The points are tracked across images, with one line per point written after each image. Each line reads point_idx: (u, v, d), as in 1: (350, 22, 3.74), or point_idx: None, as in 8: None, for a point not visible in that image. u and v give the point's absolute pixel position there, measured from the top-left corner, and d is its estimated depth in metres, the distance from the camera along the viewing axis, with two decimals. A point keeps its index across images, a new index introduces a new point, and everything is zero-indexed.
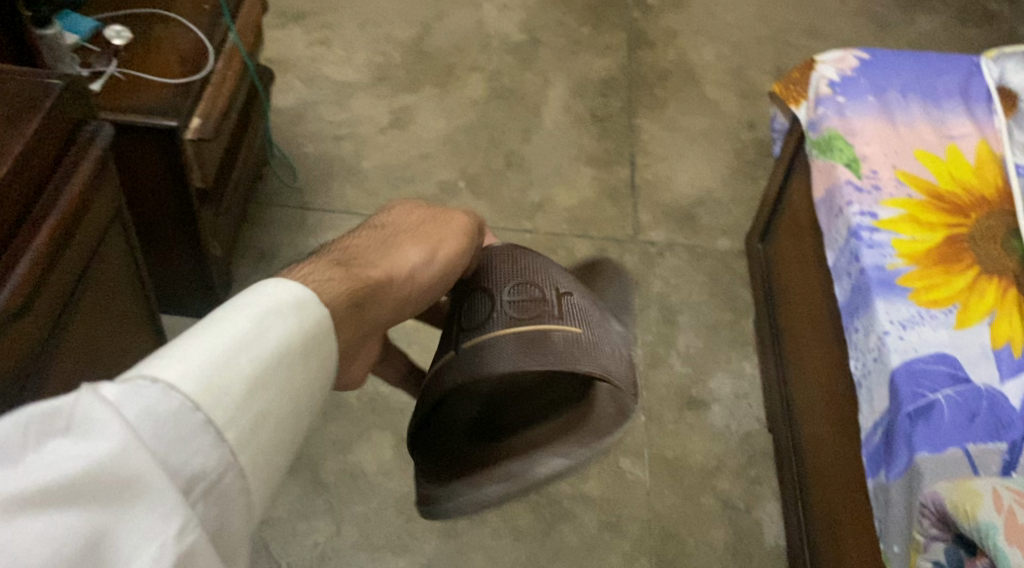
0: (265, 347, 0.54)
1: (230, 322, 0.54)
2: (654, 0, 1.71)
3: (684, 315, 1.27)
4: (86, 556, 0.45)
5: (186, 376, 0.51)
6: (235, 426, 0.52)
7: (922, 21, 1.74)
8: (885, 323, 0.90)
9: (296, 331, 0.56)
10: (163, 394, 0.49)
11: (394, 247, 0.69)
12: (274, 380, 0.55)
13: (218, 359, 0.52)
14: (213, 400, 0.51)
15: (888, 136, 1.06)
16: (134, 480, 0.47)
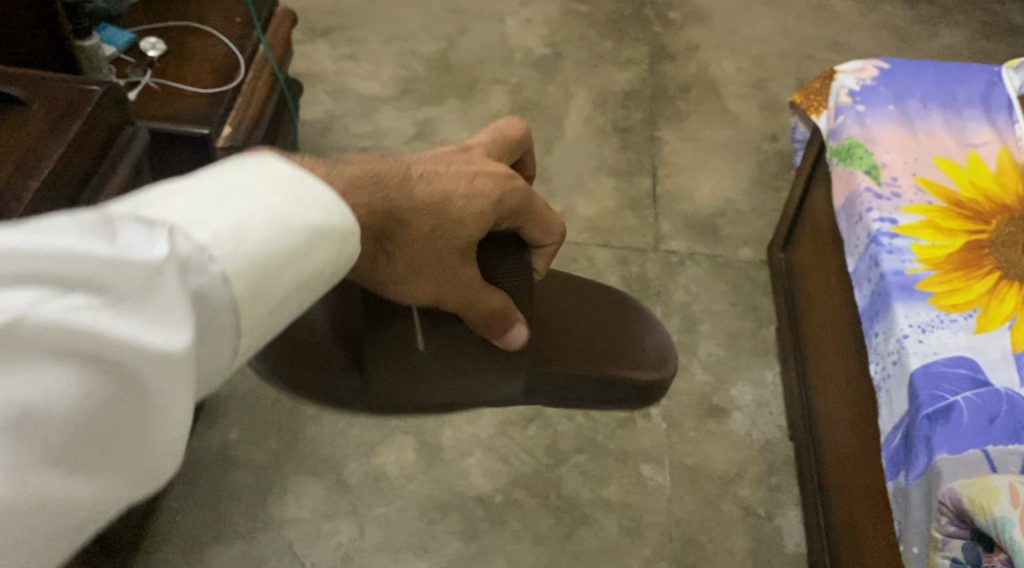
0: (313, 265, 0.46)
1: (288, 225, 0.45)
2: (676, 15, 1.73)
3: (705, 324, 1.28)
4: (86, 428, 0.38)
5: (243, 277, 0.42)
6: (253, 335, 0.44)
7: (945, 35, 1.75)
8: (904, 327, 0.90)
9: (338, 259, 0.48)
10: (218, 284, 0.41)
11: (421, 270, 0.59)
12: (302, 297, 0.46)
13: (276, 261, 0.44)
14: (252, 309, 0.43)
15: (908, 144, 1.06)
16: (171, 383, 0.39)
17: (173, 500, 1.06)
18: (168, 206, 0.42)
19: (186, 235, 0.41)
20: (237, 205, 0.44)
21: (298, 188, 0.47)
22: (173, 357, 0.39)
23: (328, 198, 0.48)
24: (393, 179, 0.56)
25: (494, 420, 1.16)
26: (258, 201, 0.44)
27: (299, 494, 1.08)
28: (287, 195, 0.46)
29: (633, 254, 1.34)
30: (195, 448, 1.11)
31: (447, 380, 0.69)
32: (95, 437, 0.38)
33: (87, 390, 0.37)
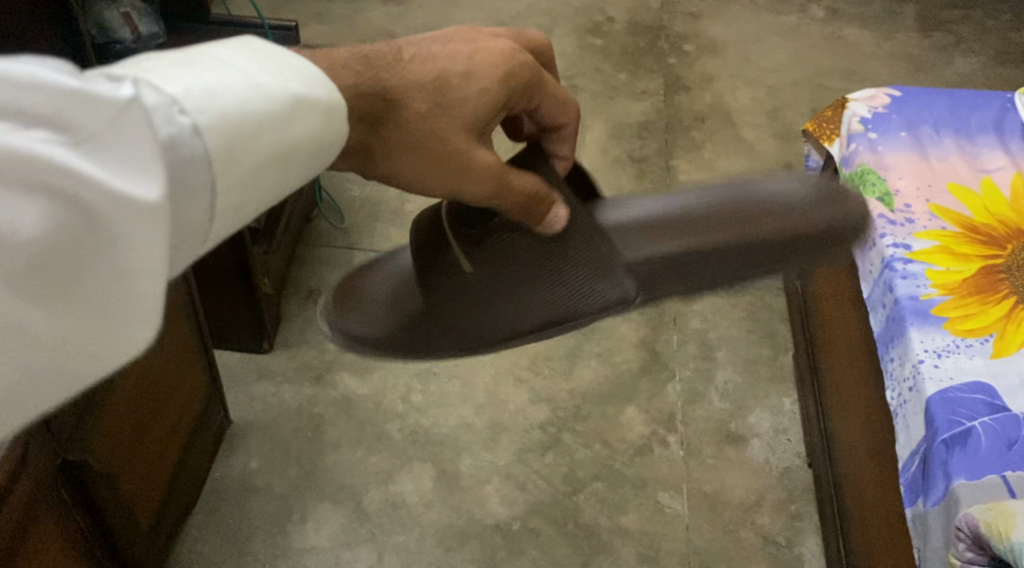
0: (295, 135, 0.46)
1: (264, 91, 0.44)
2: (690, 47, 1.75)
3: (722, 351, 1.28)
4: (52, 262, 0.38)
5: (216, 139, 0.42)
6: (231, 196, 0.44)
7: (961, 63, 1.76)
8: (919, 352, 0.90)
9: (320, 136, 0.48)
10: (189, 136, 0.41)
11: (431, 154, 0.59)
12: (282, 172, 0.46)
13: (249, 125, 0.43)
14: (228, 174, 0.43)
15: (921, 170, 1.07)
16: (140, 230, 0.39)
17: (195, 530, 1.07)
18: (139, 68, 0.43)
19: (155, 87, 0.41)
20: (209, 67, 0.44)
21: (285, 63, 0.47)
22: (141, 211, 0.38)
23: (314, 72, 0.48)
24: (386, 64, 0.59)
25: (512, 448, 1.16)
26: (237, 69, 0.45)
27: (319, 522, 1.09)
28: (268, 67, 0.46)
29: None
30: (217, 476, 1.12)
31: (509, 293, 0.66)
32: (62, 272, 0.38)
33: (53, 225, 0.37)
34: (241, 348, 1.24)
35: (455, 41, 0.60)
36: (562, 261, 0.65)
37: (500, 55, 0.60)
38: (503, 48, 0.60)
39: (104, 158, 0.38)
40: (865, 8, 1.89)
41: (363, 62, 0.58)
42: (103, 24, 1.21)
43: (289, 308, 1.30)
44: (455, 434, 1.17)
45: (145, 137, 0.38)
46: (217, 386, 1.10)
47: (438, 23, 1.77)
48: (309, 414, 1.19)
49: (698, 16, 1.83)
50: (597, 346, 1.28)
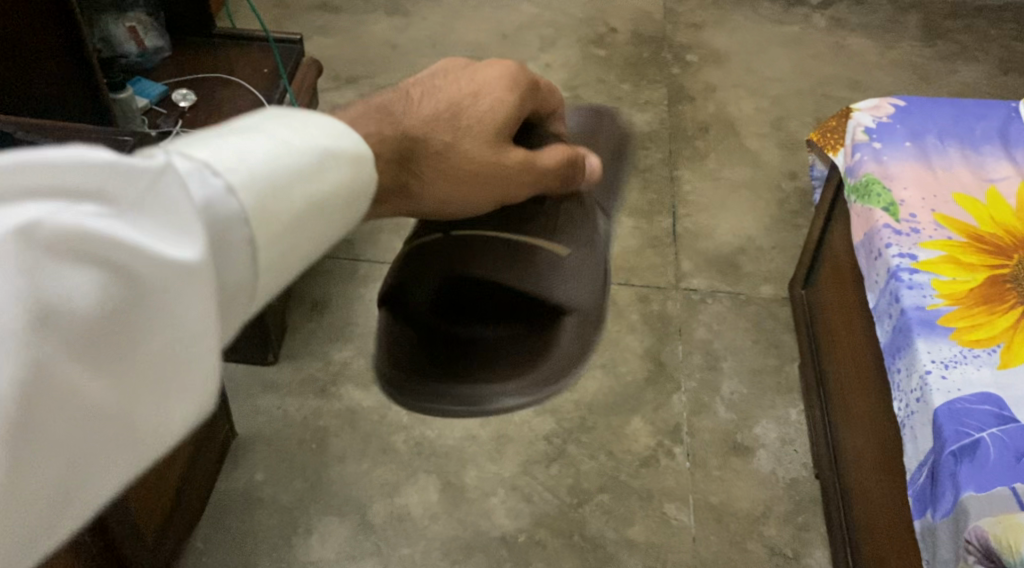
0: (329, 186, 0.44)
1: (288, 145, 0.43)
2: (693, 57, 1.76)
3: (728, 361, 1.28)
4: (103, 338, 0.35)
5: (250, 195, 0.40)
6: (273, 254, 0.41)
7: (964, 71, 1.76)
8: (926, 362, 0.90)
9: (354, 186, 0.46)
10: (224, 195, 0.39)
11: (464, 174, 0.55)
12: (322, 228, 0.44)
13: (282, 180, 0.42)
14: (267, 229, 0.41)
15: (926, 180, 1.07)
16: (186, 293, 0.36)
17: (199, 543, 1.07)
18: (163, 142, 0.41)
19: (185, 154, 0.39)
20: (235, 134, 0.42)
21: (307, 120, 0.46)
22: (187, 273, 0.36)
23: (333, 123, 0.46)
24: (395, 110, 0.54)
25: (517, 459, 1.16)
26: (260, 128, 0.43)
27: (324, 535, 1.08)
28: (291, 124, 0.45)
29: (653, 292, 1.35)
30: (222, 489, 1.12)
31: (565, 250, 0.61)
32: (114, 347, 0.35)
33: (103, 297, 0.35)
34: (246, 360, 1.24)
35: (453, 69, 0.57)
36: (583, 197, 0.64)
37: (500, 69, 0.57)
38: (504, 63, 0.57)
39: (144, 225, 0.36)
40: (868, 17, 1.90)
41: (373, 111, 0.53)
42: (110, 40, 1.26)
43: (294, 320, 1.30)
44: (460, 446, 1.17)
45: (181, 198, 0.36)
46: (223, 399, 1.10)
47: (442, 35, 1.78)
48: (313, 426, 1.18)
49: (701, 26, 1.84)
50: (602, 357, 1.27)
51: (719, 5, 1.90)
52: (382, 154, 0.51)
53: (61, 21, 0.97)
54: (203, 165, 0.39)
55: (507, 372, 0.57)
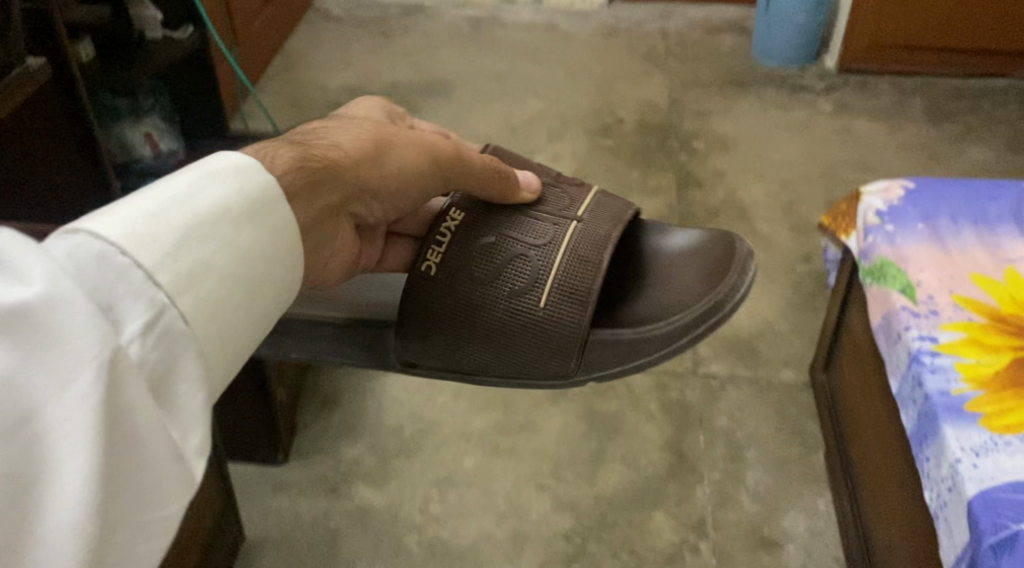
0: (203, 204, 0.59)
1: (166, 187, 0.58)
2: (700, 144, 1.77)
3: (751, 450, 1.24)
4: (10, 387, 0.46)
5: (128, 232, 0.54)
6: (167, 267, 0.54)
7: (972, 152, 1.76)
8: (955, 450, 0.87)
9: (235, 197, 0.61)
10: (87, 241, 0.52)
11: (381, 152, 0.78)
12: (229, 237, 0.59)
13: (158, 215, 0.56)
14: (158, 253, 0.54)
15: (941, 261, 1.06)
16: (58, 324, 0.48)
17: None
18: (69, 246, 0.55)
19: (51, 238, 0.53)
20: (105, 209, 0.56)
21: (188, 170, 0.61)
22: (44, 305, 0.48)
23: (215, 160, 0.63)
24: (313, 131, 0.78)
25: (536, 560, 1.12)
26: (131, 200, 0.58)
27: None
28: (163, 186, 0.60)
29: (671, 380, 1.34)
30: None
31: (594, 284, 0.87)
32: (23, 391, 0.46)
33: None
34: (256, 460, 1.22)
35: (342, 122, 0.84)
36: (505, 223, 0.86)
37: (377, 111, 0.86)
38: (380, 112, 0.88)
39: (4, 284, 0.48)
40: (872, 101, 1.92)
41: (306, 133, 0.77)
42: (126, 143, 1.25)
43: (306, 417, 1.28)
44: (475, 546, 1.13)
45: (17, 254, 0.49)
46: (227, 504, 1.08)
47: (452, 129, 1.80)
48: (325, 527, 1.15)
49: (707, 114, 1.86)
50: (621, 449, 1.24)
51: (724, 93, 1.92)
52: (346, 142, 0.76)
53: (71, 116, 1.06)
54: (81, 226, 0.53)
55: (697, 273, 0.85)
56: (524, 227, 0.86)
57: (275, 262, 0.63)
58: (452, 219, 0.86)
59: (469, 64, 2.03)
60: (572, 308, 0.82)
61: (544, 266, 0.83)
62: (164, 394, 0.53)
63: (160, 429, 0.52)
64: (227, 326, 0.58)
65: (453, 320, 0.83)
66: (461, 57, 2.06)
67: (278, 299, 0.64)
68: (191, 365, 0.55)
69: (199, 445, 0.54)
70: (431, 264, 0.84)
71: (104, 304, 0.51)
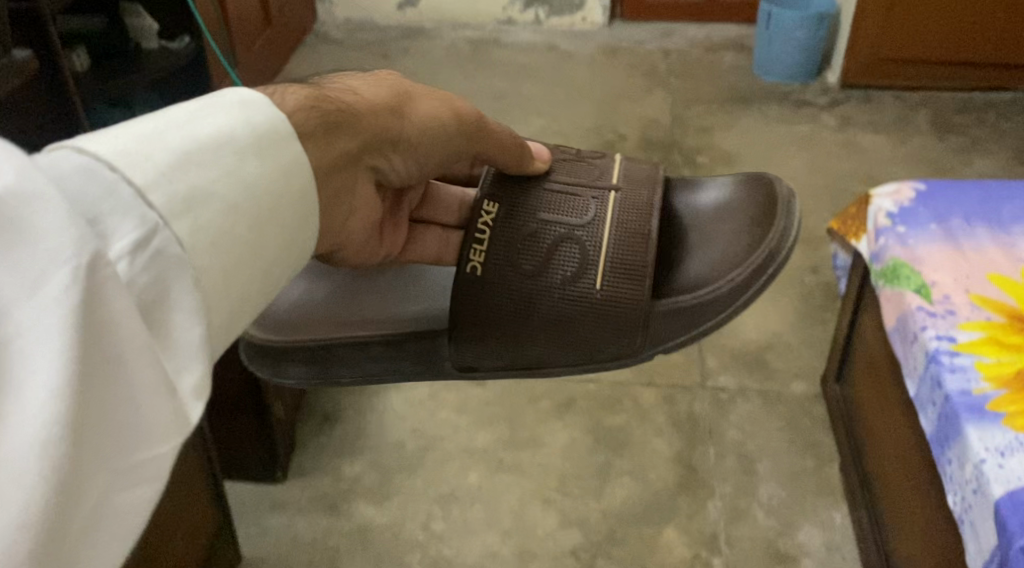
0: (204, 132, 0.58)
1: (172, 111, 0.58)
2: (704, 159, 1.75)
3: (763, 463, 1.21)
4: None
5: (117, 150, 0.52)
6: (163, 190, 0.53)
7: (979, 163, 1.74)
8: (980, 451, 0.83)
9: (242, 130, 0.60)
10: (76, 156, 0.51)
11: (405, 102, 0.76)
12: (234, 168, 0.58)
13: (154, 137, 0.55)
14: (150, 173, 0.53)
15: (956, 261, 1.03)
16: (33, 217, 0.46)
17: None
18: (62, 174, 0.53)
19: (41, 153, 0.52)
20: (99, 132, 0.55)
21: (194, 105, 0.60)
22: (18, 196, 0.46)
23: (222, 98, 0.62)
24: (326, 81, 0.75)
25: None
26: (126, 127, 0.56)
27: None
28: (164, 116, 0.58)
29: (680, 393, 1.31)
30: None
31: None
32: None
33: None
34: (254, 479, 1.18)
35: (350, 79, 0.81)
36: (539, 199, 0.83)
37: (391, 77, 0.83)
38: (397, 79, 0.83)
39: None
40: (876, 115, 1.90)
41: (318, 82, 0.74)
42: None
43: (305, 434, 1.25)
44: (479, 564, 1.09)
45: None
46: (222, 520, 1.04)
47: None
48: (325, 546, 1.11)
49: (710, 130, 1.84)
50: (629, 464, 1.20)
51: (726, 109, 1.91)
52: (367, 91, 0.74)
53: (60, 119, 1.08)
54: (66, 143, 0.52)
55: (742, 219, 0.83)
56: (562, 206, 0.82)
57: (281, 204, 0.62)
58: (486, 213, 0.81)
59: (469, 84, 2.02)
60: (631, 284, 0.79)
61: (593, 245, 0.81)
62: (157, 322, 0.51)
63: (149, 355, 0.50)
64: (232, 260, 0.57)
65: (507, 308, 0.79)
66: (461, 78, 2.05)
67: (285, 246, 0.63)
68: (186, 291, 0.53)
69: (197, 387, 0.52)
70: (476, 264, 0.80)
71: (90, 216, 0.49)
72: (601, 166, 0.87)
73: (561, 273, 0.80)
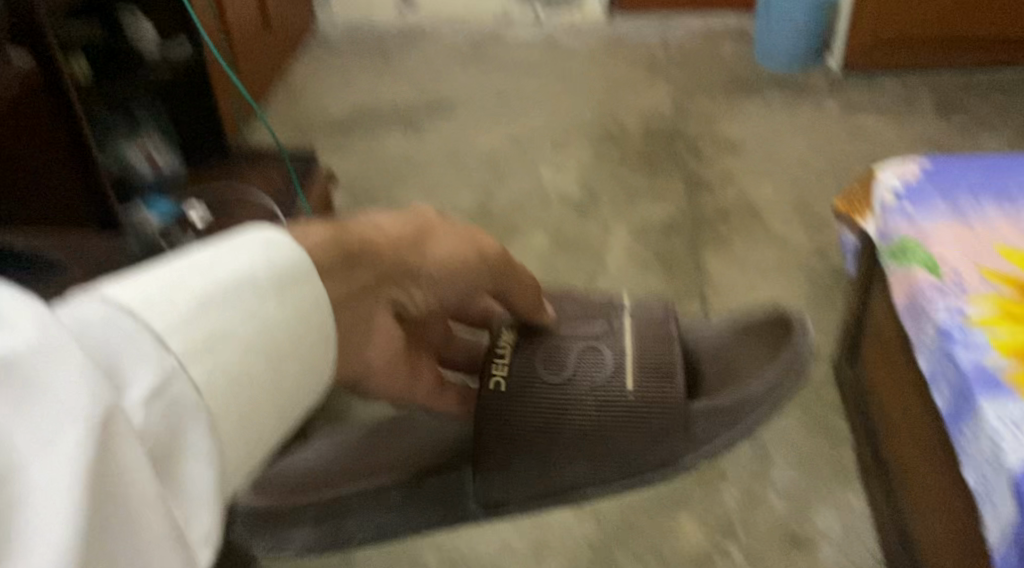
0: (228, 272, 0.52)
1: (193, 251, 0.52)
2: (707, 148, 1.74)
3: (778, 449, 1.20)
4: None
5: (139, 297, 0.47)
6: (184, 341, 0.47)
7: (985, 141, 1.73)
8: (995, 423, 0.82)
9: (271, 266, 0.54)
10: (105, 307, 0.45)
11: (427, 241, 0.70)
12: (253, 309, 0.52)
13: (175, 282, 0.49)
14: (173, 318, 0.47)
15: (965, 235, 1.02)
16: (53, 368, 0.39)
17: None
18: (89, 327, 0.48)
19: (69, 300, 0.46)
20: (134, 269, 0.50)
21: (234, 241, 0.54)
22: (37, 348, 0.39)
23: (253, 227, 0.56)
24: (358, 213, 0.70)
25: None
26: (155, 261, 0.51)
27: None
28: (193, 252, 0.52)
29: None
30: None
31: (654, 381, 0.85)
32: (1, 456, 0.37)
33: None
34: None
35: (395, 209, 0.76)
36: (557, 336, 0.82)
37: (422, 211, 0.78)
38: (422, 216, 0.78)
39: None
40: (879, 98, 1.89)
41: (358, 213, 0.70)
42: (123, 160, 1.30)
43: None
44: (496, 556, 1.09)
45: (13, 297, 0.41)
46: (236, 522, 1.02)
47: (456, 145, 1.79)
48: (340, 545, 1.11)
49: (712, 118, 1.84)
50: None
51: (727, 98, 1.91)
52: (400, 225, 0.69)
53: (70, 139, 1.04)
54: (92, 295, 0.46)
55: (754, 347, 0.85)
56: (563, 358, 0.80)
57: (302, 335, 0.55)
58: (500, 358, 0.80)
59: (470, 81, 2.03)
60: (660, 387, 0.77)
61: (610, 370, 0.79)
62: (169, 469, 0.44)
63: (160, 506, 0.42)
64: (241, 418, 0.50)
65: (534, 425, 0.76)
66: (463, 76, 2.05)
67: (301, 388, 0.56)
68: (204, 442, 0.46)
69: (207, 534, 0.45)
70: (499, 380, 0.78)
71: (104, 364, 0.42)
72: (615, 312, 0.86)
73: (583, 398, 0.77)
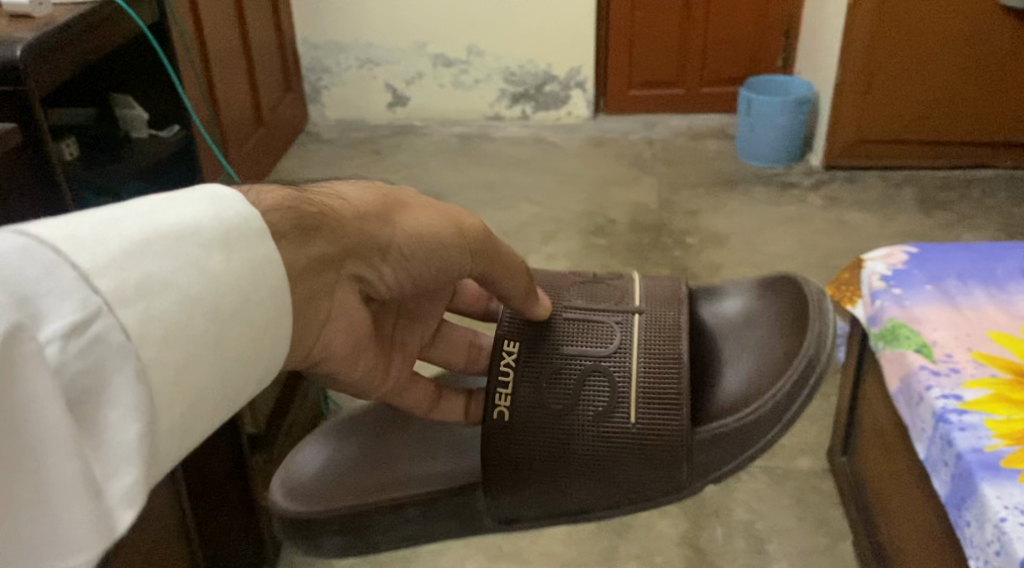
0: (177, 219, 0.46)
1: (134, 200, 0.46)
2: (694, 240, 1.75)
3: (775, 544, 1.16)
4: None
5: (67, 234, 0.41)
6: (123, 288, 0.41)
7: (968, 237, 1.74)
8: (999, 509, 0.79)
9: (219, 221, 0.47)
10: (38, 247, 0.40)
11: (398, 211, 0.58)
12: (197, 257, 0.45)
13: (108, 222, 0.43)
14: (101, 254, 0.42)
15: (955, 320, 1.01)
16: None
17: None
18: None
19: None
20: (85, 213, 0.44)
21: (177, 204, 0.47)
22: None
23: (222, 194, 0.49)
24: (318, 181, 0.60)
25: None
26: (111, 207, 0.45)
27: None
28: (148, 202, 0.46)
29: None
30: None
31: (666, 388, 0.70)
32: None
33: None
34: None
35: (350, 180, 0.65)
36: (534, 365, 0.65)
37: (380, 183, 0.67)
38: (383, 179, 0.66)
39: None
40: (862, 195, 1.92)
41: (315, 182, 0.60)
42: None
43: None
44: None
45: None
46: None
47: None
48: None
49: (697, 213, 1.85)
50: (635, 547, 1.16)
51: (713, 193, 1.93)
52: (365, 200, 0.57)
53: None
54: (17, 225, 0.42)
55: (775, 338, 0.68)
56: (566, 369, 0.65)
57: (255, 297, 0.47)
58: (508, 352, 0.65)
59: (459, 175, 2.05)
60: (665, 413, 0.63)
61: (622, 382, 0.64)
62: (89, 416, 0.40)
63: (74, 445, 0.39)
64: (187, 364, 0.43)
65: (536, 455, 0.63)
66: (452, 170, 2.08)
67: (238, 356, 0.46)
68: (131, 400, 0.41)
69: (126, 489, 0.40)
70: (503, 408, 0.64)
71: (21, 296, 0.39)
72: (620, 284, 0.71)
73: (586, 422, 0.63)
